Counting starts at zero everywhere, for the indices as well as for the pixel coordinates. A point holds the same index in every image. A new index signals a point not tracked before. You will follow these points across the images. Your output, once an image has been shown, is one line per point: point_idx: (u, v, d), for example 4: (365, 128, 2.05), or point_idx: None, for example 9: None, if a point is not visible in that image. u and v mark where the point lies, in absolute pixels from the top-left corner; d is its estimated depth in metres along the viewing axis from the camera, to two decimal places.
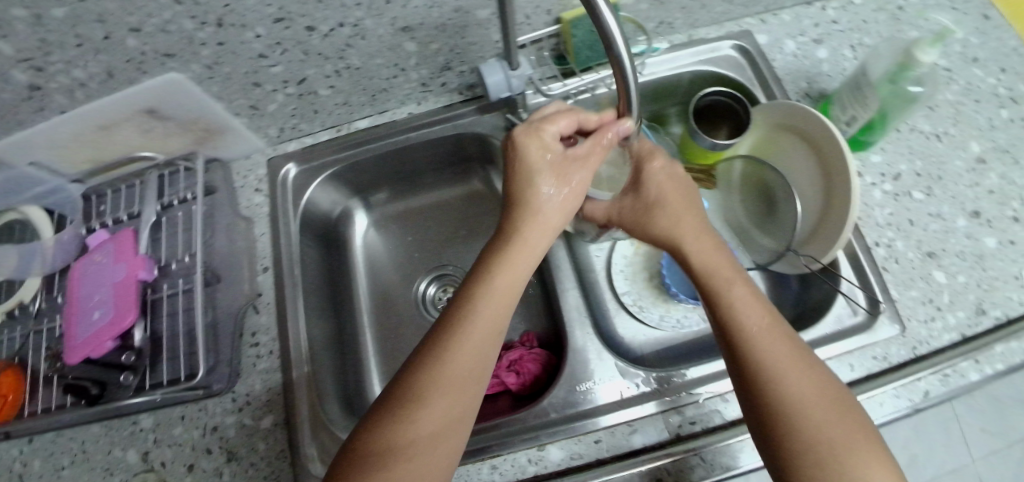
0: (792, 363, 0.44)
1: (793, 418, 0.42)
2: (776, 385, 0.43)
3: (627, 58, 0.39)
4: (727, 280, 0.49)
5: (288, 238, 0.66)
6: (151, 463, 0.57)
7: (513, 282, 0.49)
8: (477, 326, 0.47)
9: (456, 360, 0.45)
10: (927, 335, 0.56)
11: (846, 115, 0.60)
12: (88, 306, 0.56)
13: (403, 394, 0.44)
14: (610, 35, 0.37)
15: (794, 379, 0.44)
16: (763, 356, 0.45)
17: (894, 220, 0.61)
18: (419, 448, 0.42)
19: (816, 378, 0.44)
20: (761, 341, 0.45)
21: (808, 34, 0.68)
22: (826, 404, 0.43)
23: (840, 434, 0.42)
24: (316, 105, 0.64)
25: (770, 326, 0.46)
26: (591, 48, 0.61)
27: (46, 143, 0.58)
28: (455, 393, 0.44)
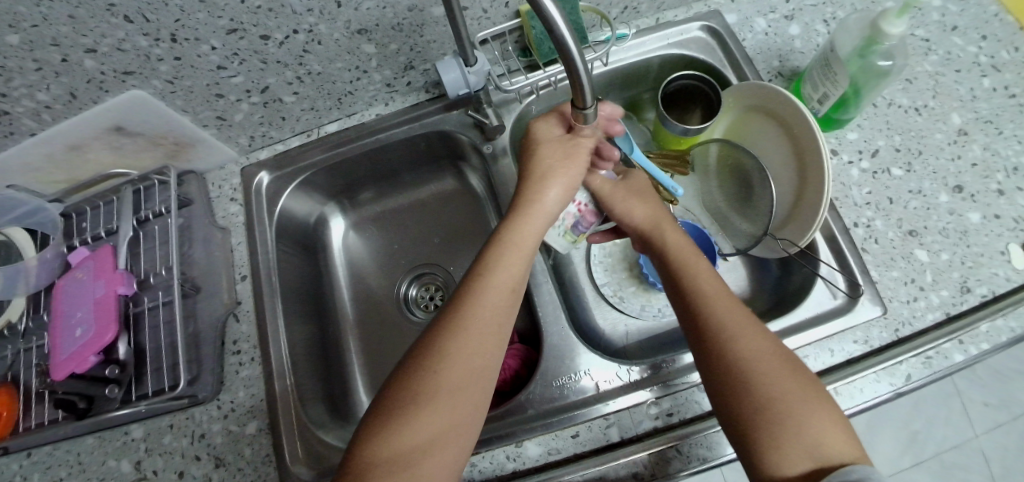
0: (751, 328, 0.44)
1: (748, 378, 0.42)
2: (730, 348, 0.43)
3: (580, 56, 0.36)
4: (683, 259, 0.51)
5: (265, 247, 0.66)
6: (143, 472, 0.59)
7: (513, 281, 0.50)
8: (474, 323, 0.47)
9: (448, 361, 0.45)
10: (909, 316, 0.55)
11: (818, 93, 0.59)
12: (70, 323, 0.57)
13: (396, 400, 0.44)
14: (557, 29, 0.34)
15: (749, 342, 0.43)
16: (720, 322, 0.45)
17: (873, 199, 0.59)
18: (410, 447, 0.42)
19: (774, 343, 0.44)
20: (718, 310, 0.46)
21: (779, 10, 0.67)
22: (781, 364, 0.42)
23: (798, 393, 0.41)
24: (283, 112, 0.65)
25: (727, 297, 0.47)
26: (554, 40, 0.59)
27: (20, 165, 0.59)
28: (459, 394, 0.44)
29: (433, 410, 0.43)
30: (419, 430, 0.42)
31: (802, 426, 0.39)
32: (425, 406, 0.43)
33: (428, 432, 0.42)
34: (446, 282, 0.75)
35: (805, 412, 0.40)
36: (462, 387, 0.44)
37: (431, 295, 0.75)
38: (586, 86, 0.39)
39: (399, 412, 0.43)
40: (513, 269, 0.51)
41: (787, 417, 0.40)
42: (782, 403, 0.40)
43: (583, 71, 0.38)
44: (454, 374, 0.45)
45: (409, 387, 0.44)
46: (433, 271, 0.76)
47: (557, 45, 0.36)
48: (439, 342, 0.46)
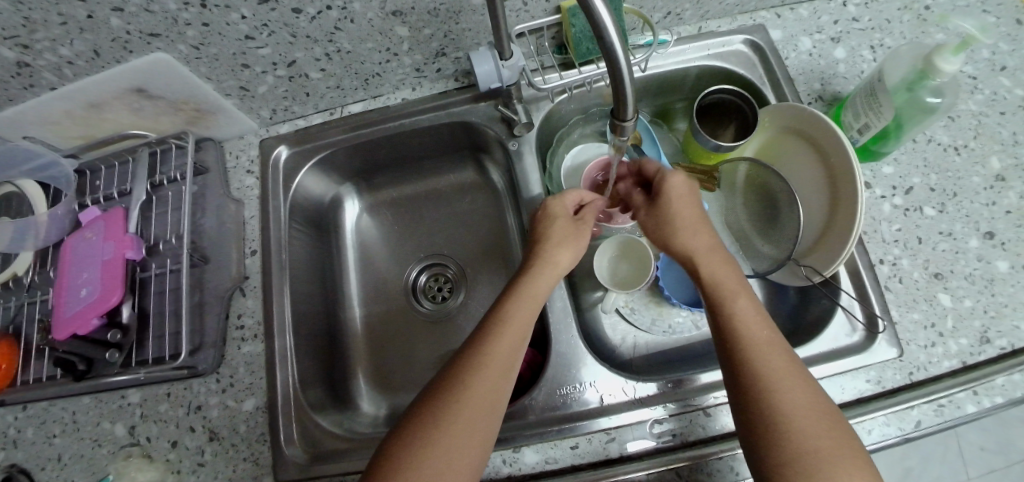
0: (789, 376, 0.43)
1: (784, 427, 0.41)
2: (771, 400, 0.42)
3: (628, 70, 0.35)
4: (730, 296, 0.48)
5: (277, 222, 0.65)
6: (137, 438, 0.59)
7: (542, 296, 0.51)
8: (505, 343, 0.47)
9: (479, 382, 0.45)
10: (925, 361, 0.53)
11: (858, 123, 0.57)
12: (76, 284, 0.57)
13: (421, 417, 0.43)
14: (607, 34, 0.33)
15: (789, 391, 0.42)
16: (763, 368, 0.43)
17: (902, 236, 0.58)
18: (438, 448, 0.41)
19: (806, 388, 0.42)
20: (762, 352, 0.44)
21: (826, 31, 0.65)
22: (819, 420, 0.41)
23: (834, 445, 0.40)
24: (308, 88, 0.63)
25: (770, 339, 0.45)
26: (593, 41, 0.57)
27: (38, 117, 0.59)
28: (482, 411, 0.44)
29: (463, 412, 0.43)
30: (440, 443, 0.41)
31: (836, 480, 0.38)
32: (451, 418, 0.43)
33: (452, 445, 0.41)
34: (455, 274, 0.74)
35: (838, 461, 0.39)
36: (489, 406, 0.44)
37: (438, 286, 0.74)
38: (629, 91, 0.37)
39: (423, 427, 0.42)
40: (544, 286, 0.52)
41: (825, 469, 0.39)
42: (815, 457, 0.39)
43: (627, 72, 0.35)
44: (478, 391, 0.44)
45: (442, 388, 0.45)
46: (443, 262, 0.74)
47: (601, 46, 0.34)
48: (468, 356, 0.46)
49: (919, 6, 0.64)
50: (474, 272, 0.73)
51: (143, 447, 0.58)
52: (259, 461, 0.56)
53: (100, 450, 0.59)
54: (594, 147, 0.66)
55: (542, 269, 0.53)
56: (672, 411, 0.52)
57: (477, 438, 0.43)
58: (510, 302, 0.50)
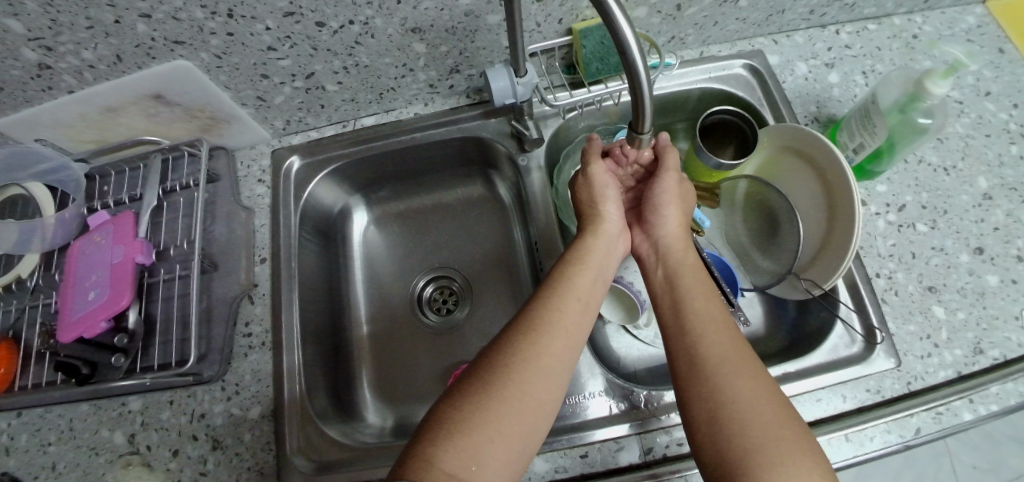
0: (743, 362, 0.42)
1: (737, 412, 0.39)
2: (725, 384, 0.41)
3: (647, 85, 0.38)
4: (689, 287, 0.50)
5: (287, 230, 0.64)
6: (137, 446, 0.58)
7: (600, 269, 0.54)
8: (557, 340, 0.46)
9: (549, 345, 0.46)
10: (922, 371, 0.55)
11: (854, 143, 0.60)
12: (83, 286, 0.57)
13: (487, 384, 0.43)
14: (629, 51, 0.36)
15: (742, 379, 0.41)
16: (718, 353, 0.43)
17: (897, 251, 0.60)
18: (507, 408, 0.42)
19: (758, 375, 0.42)
20: (719, 340, 0.44)
21: (820, 57, 0.68)
22: (774, 409, 0.40)
23: (787, 437, 0.38)
24: (323, 100, 0.64)
25: (727, 328, 0.46)
26: (602, 60, 0.60)
27: (53, 120, 0.59)
28: (529, 407, 0.43)
29: (531, 375, 0.44)
30: (480, 432, 0.40)
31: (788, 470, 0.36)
32: (494, 409, 0.41)
33: (491, 440, 0.40)
34: (460, 286, 0.73)
35: (791, 450, 0.37)
36: (537, 405, 0.43)
37: (442, 299, 0.73)
38: (646, 97, 0.39)
39: (462, 412, 0.41)
40: (601, 259, 0.55)
41: (773, 456, 0.37)
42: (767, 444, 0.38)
43: (645, 78, 0.38)
44: (522, 387, 0.43)
45: (513, 347, 0.46)
46: (448, 275, 0.74)
47: (621, 56, 0.37)
48: (519, 344, 0.46)
49: (907, 35, 0.69)
50: (479, 284, 0.73)
51: (142, 456, 0.57)
52: (264, 470, 0.56)
53: (98, 458, 0.58)
54: None
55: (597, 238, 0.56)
56: (631, 430, 0.53)
57: (519, 434, 0.42)
58: (575, 270, 0.52)
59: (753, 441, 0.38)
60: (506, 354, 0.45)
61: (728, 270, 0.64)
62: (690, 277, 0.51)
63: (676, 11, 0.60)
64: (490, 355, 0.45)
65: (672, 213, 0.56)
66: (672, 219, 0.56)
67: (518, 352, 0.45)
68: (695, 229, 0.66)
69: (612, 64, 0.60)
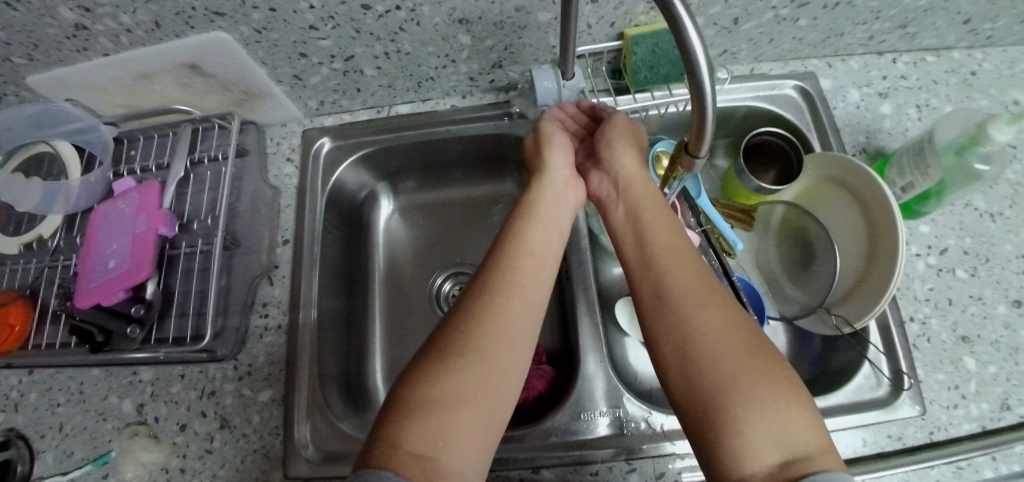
0: (705, 294, 0.42)
1: (697, 343, 0.40)
2: (686, 316, 0.41)
3: (712, 109, 0.36)
4: (649, 225, 0.49)
5: (312, 214, 0.63)
6: (145, 416, 0.59)
7: (556, 220, 0.53)
8: (512, 297, 0.45)
9: (506, 301, 0.44)
10: (947, 421, 0.54)
11: (903, 180, 0.58)
12: (104, 254, 0.56)
13: (444, 353, 0.41)
14: (700, 74, 0.34)
15: (700, 309, 0.41)
16: (676, 286, 0.43)
17: (934, 296, 0.58)
18: (467, 372, 0.40)
19: (722, 306, 0.42)
20: (677, 274, 0.44)
21: (874, 86, 0.66)
22: (733, 330, 0.40)
23: (746, 355, 0.39)
24: (360, 84, 0.62)
25: (688, 261, 0.45)
26: (651, 69, 0.58)
27: (86, 82, 0.58)
28: (490, 363, 0.41)
29: (487, 331, 0.43)
30: (442, 401, 0.39)
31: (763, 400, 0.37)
32: (454, 377, 0.40)
33: (456, 411, 0.39)
34: None
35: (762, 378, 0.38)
36: (501, 370, 0.42)
37: (461, 295, 0.72)
38: (709, 117, 0.37)
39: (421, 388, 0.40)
40: (557, 212, 0.53)
41: (735, 379, 0.38)
42: (732, 370, 0.38)
43: (711, 98, 0.36)
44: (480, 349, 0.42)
45: (467, 310, 0.44)
46: (470, 271, 0.73)
47: (689, 73, 0.35)
48: (473, 308, 0.44)
49: (966, 71, 0.66)
50: None
51: (150, 427, 0.58)
52: (269, 454, 0.55)
53: (105, 424, 0.59)
54: None
55: (542, 186, 0.55)
56: (621, 457, 0.52)
57: (483, 394, 0.40)
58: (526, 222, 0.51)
59: (715, 372, 0.38)
60: (462, 321, 0.43)
61: (757, 297, 0.62)
62: (651, 216, 0.50)
63: (733, 25, 0.58)
64: (448, 328, 0.44)
65: (623, 150, 0.54)
66: (625, 156, 0.54)
67: (474, 314, 0.44)
68: (727, 251, 0.64)
69: (661, 74, 0.59)
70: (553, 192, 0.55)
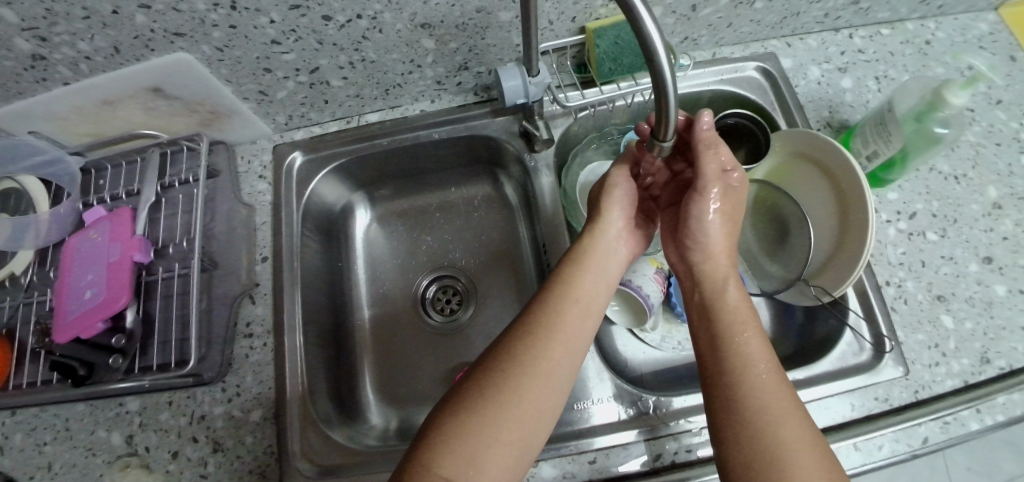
0: (784, 413, 0.40)
1: (773, 467, 0.38)
2: (766, 437, 0.39)
3: (673, 95, 0.37)
4: (733, 319, 0.46)
5: (290, 228, 0.63)
6: (135, 447, 0.58)
7: (605, 274, 0.53)
8: (557, 345, 0.46)
9: (550, 352, 0.46)
10: (929, 380, 0.55)
11: (867, 150, 0.59)
12: (79, 286, 0.55)
13: (487, 389, 0.43)
14: (657, 58, 0.35)
15: (783, 434, 0.39)
16: (758, 400, 0.41)
17: (907, 259, 0.60)
18: (508, 418, 0.42)
19: (810, 439, 0.40)
20: (760, 386, 0.42)
21: (833, 61, 0.67)
22: (810, 460, 0.38)
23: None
24: (327, 95, 0.62)
25: (772, 372, 0.43)
26: (615, 60, 0.58)
27: (47, 113, 0.57)
28: (530, 413, 0.43)
29: (533, 385, 0.44)
30: (480, 436, 0.41)
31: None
32: (492, 417, 0.42)
33: (491, 447, 0.41)
34: (466, 285, 0.72)
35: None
36: (535, 410, 0.44)
37: (446, 297, 0.72)
38: (671, 101, 0.38)
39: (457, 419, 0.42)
40: (606, 263, 0.53)
41: None
42: None
43: (672, 82, 0.36)
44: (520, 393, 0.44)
45: (514, 355, 0.45)
46: (452, 274, 0.73)
47: (647, 59, 0.35)
48: (519, 350, 0.46)
49: (920, 41, 0.68)
50: (485, 284, 0.72)
51: (141, 458, 0.57)
52: (265, 473, 0.55)
53: (95, 459, 0.58)
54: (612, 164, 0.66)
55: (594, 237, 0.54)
56: (642, 437, 0.53)
57: (519, 439, 0.42)
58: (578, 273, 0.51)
59: None
60: (505, 358, 0.45)
61: None
62: (733, 315, 0.46)
63: (691, 12, 0.59)
64: (492, 363, 0.45)
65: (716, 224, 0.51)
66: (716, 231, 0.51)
67: (520, 361, 0.45)
68: None
69: (625, 64, 0.59)
70: (605, 244, 0.55)
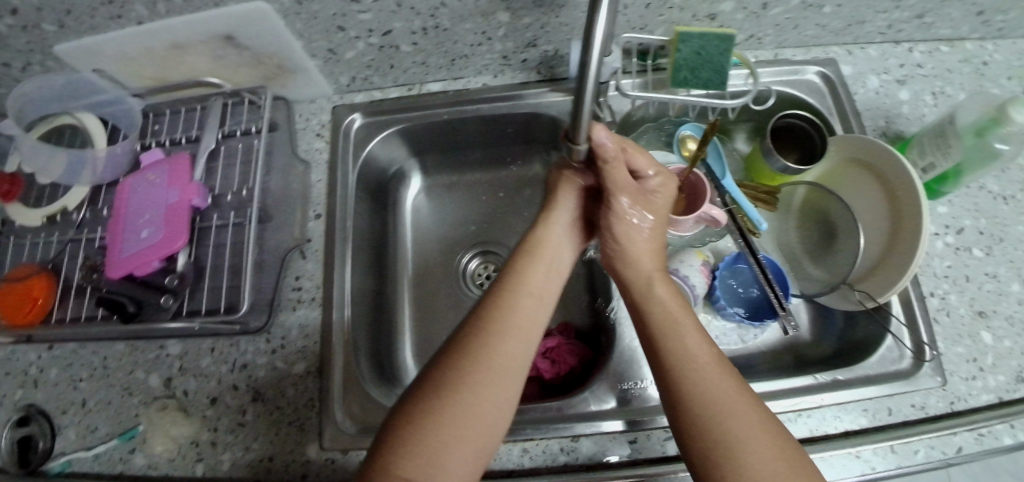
0: (735, 401, 0.42)
1: (734, 459, 0.40)
2: (720, 431, 0.41)
3: (591, 104, 0.35)
4: (671, 321, 0.48)
5: (345, 187, 0.63)
6: (173, 390, 0.58)
7: (559, 271, 0.53)
8: (509, 337, 0.46)
9: (502, 345, 0.46)
10: (965, 392, 0.56)
11: (923, 161, 0.60)
12: (135, 225, 0.56)
13: (440, 383, 0.43)
14: (589, 70, 0.33)
15: (736, 423, 0.41)
16: (708, 396, 0.42)
17: (952, 273, 0.61)
18: (464, 411, 0.42)
19: (765, 427, 0.41)
20: (706, 381, 0.43)
21: (892, 73, 0.68)
22: (765, 445, 0.40)
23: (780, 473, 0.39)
24: (394, 60, 0.62)
25: (717, 365, 0.44)
26: (692, 71, 0.56)
27: (115, 53, 0.57)
28: (487, 407, 0.43)
29: (486, 377, 0.44)
30: (439, 430, 0.41)
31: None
32: (447, 409, 0.42)
33: (452, 442, 0.41)
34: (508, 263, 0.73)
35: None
36: (493, 403, 0.43)
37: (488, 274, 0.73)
38: (589, 102, 0.36)
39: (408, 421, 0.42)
40: (557, 261, 0.54)
41: None
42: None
43: (596, 85, 0.34)
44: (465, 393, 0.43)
45: (461, 350, 0.45)
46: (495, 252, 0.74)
47: (580, 66, 0.34)
48: (471, 341, 0.46)
49: (978, 61, 0.69)
50: None
51: (178, 401, 0.57)
52: (304, 426, 0.55)
53: (132, 399, 0.58)
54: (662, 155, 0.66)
55: (542, 235, 0.55)
56: (624, 428, 0.52)
57: (479, 436, 0.42)
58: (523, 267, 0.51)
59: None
60: (456, 355, 0.45)
61: (782, 275, 0.63)
62: (674, 317, 0.48)
63: (762, 10, 0.59)
64: (443, 360, 0.45)
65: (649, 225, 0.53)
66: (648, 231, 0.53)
67: (468, 352, 0.45)
68: (752, 231, 0.64)
69: (702, 79, 0.56)
70: (557, 238, 0.55)
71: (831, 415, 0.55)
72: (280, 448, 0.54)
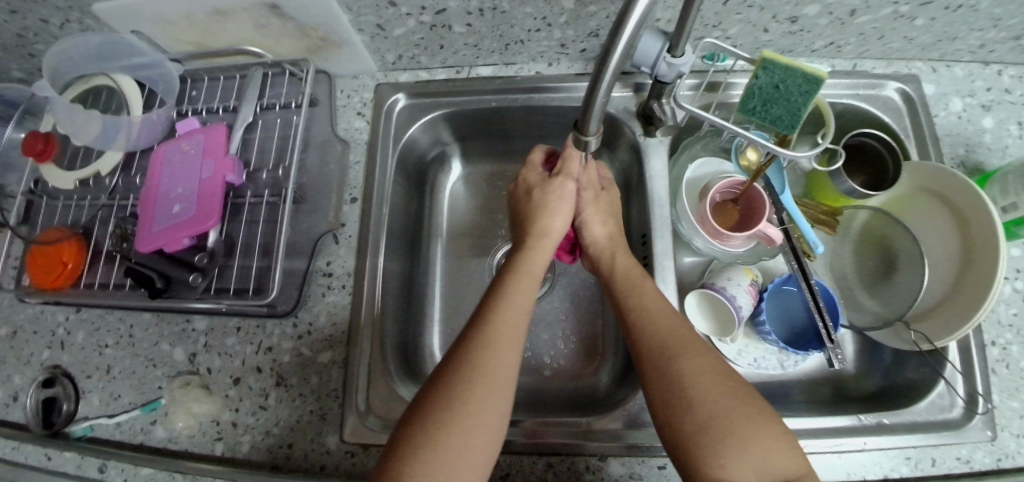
0: (681, 344, 0.45)
1: (681, 394, 0.42)
2: (670, 368, 0.44)
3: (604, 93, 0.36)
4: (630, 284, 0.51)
5: (383, 171, 0.61)
6: (197, 366, 0.57)
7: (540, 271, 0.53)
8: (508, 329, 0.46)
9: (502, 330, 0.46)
10: (1015, 449, 0.52)
11: (1005, 200, 0.55)
12: (168, 198, 0.54)
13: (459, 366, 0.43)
14: (612, 56, 0.33)
15: (682, 363, 0.44)
16: (655, 340, 0.46)
17: (1017, 321, 0.57)
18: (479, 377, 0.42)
19: (708, 366, 0.44)
20: (654, 327, 0.47)
21: (978, 96, 0.63)
22: (708, 380, 0.42)
23: (724, 404, 0.41)
24: (445, 41, 0.59)
25: (668, 318, 0.48)
26: (765, 103, 0.47)
27: (154, 15, 0.54)
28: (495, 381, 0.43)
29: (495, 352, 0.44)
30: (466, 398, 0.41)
31: (767, 465, 0.39)
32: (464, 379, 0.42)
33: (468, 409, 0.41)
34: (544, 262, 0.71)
35: (756, 426, 0.40)
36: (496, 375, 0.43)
37: None
38: (607, 80, 0.35)
39: (459, 386, 0.42)
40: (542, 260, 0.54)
41: (715, 425, 0.40)
42: (711, 422, 0.40)
43: (619, 57, 0.33)
44: (526, 322, 0.48)
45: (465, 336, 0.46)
46: None
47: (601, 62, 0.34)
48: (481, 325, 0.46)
49: None
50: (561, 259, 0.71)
51: (202, 378, 0.56)
52: (326, 416, 0.54)
53: (155, 371, 0.58)
54: (717, 164, 0.63)
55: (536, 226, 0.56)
56: (626, 450, 0.50)
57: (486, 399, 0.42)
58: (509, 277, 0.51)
59: (695, 420, 0.41)
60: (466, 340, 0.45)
61: (832, 302, 0.59)
62: (630, 281, 0.52)
63: (847, 17, 0.54)
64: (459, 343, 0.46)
65: (600, 226, 0.57)
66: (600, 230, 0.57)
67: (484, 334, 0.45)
68: (806, 254, 0.60)
69: (771, 115, 0.48)
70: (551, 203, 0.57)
71: (871, 460, 0.53)
72: (299, 436, 0.53)
